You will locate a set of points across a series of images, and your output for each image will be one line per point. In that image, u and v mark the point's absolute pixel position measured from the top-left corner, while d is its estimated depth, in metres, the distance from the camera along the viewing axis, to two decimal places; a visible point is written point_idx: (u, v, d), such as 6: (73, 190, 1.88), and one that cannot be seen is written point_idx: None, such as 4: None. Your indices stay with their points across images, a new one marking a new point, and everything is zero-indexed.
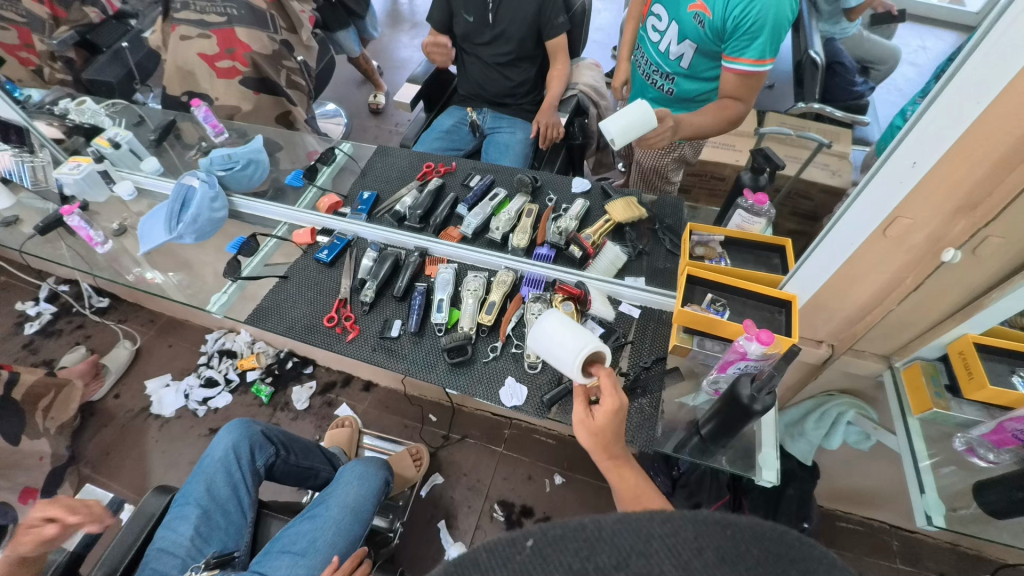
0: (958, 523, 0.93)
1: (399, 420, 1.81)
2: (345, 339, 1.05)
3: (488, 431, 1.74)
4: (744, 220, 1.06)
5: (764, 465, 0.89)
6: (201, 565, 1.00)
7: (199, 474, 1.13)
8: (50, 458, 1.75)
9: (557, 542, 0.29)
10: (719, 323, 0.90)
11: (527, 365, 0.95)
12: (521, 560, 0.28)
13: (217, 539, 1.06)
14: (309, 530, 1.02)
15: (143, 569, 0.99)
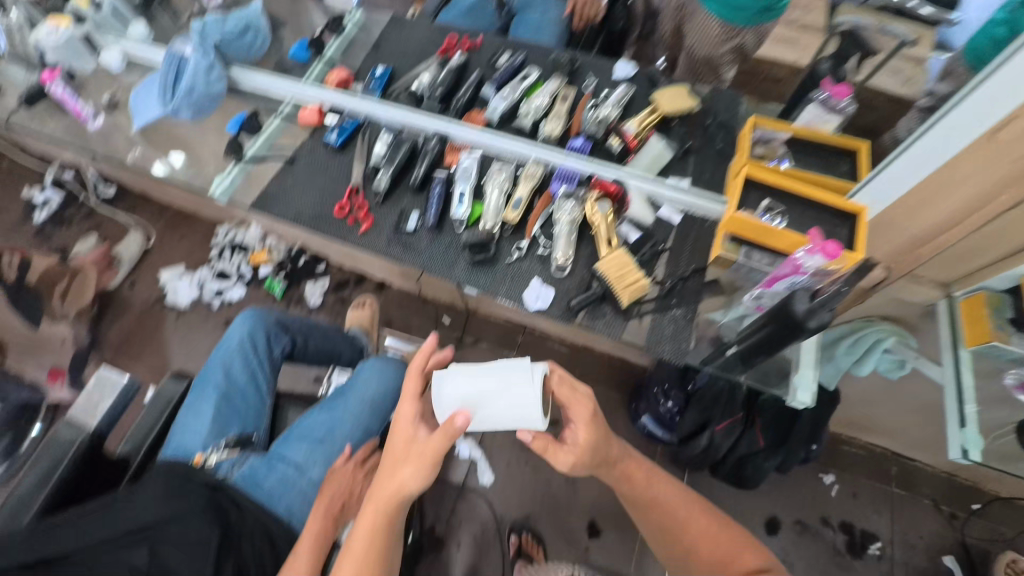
0: (994, 460, 0.89)
1: (414, 320, 1.79)
2: (357, 232, 0.98)
3: (502, 336, 1.72)
4: (815, 117, 0.90)
5: (800, 386, 0.85)
6: (220, 445, 1.02)
7: (215, 360, 1.12)
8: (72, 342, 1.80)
9: None
10: (777, 234, 0.80)
11: (555, 268, 0.88)
12: None
13: (236, 421, 1.06)
14: (328, 420, 1.03)
15: (168, 447, 1.01)
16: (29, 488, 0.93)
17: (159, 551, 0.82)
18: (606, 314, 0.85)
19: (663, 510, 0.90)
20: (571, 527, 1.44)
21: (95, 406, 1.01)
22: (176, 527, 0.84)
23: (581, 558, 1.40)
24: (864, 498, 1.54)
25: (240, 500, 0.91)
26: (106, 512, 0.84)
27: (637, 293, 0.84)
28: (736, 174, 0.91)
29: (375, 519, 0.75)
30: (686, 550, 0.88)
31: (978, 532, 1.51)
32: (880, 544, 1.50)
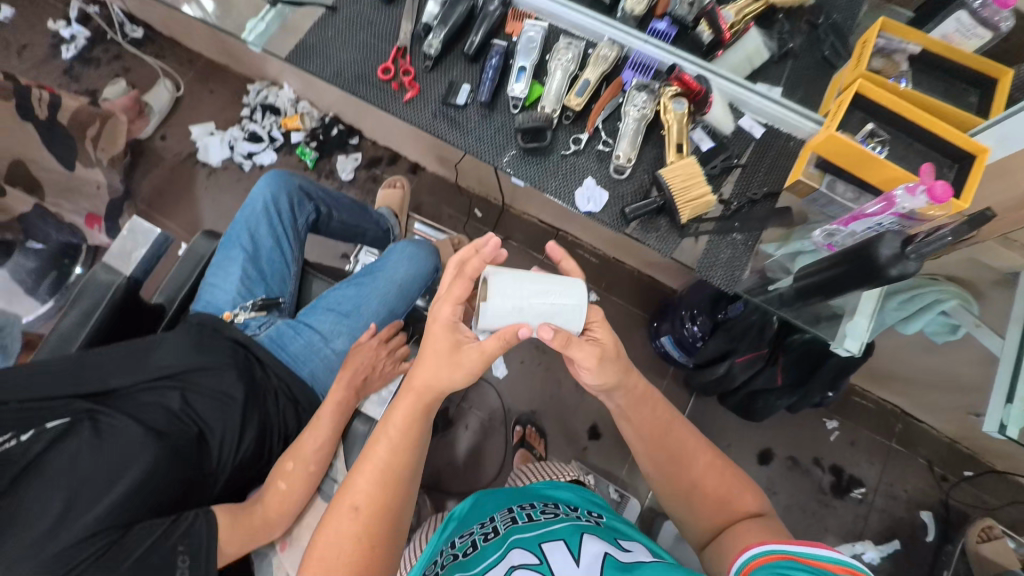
0: None
1: (445, 208, 1.74)
2: (401, 99, 0.89)
3: (533, 238, 1.67)
4: (960, 29, 0.75)
5: (849, 334, 0.78)
6: (247, 306, 1.01)
7: (243, 219, 1.10)
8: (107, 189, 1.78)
9: None
10: (873, 164, 0.70)
11: (613, 169, 0.80)
12: None
13: (263, 283, 1.06)
14: (355, 295, 1.01)
15: (199, 300, 1.03)
16: (70, 326, 0.96)
17: (192, 395, 0.87)
18: (661, 227, 0.78)
19: (669, 450, 0.83)
20: (573, 428, 1.51)
21: (129, 254, 1.01)
22: (202, 374, 0.89)
23: (578, 456, 1.48)
24: (861, 446, 1.55)
25: (263, 357, 0.94)
26: (130, 359, 0.86)
27: (700, 210, 0.77)
28: (843, 88, 0.78)
29: (412, 407, 0.71)
30: (688, 493, 0.80)
31: (963, 497, 1.51)
32: (864, 490, 1.52)
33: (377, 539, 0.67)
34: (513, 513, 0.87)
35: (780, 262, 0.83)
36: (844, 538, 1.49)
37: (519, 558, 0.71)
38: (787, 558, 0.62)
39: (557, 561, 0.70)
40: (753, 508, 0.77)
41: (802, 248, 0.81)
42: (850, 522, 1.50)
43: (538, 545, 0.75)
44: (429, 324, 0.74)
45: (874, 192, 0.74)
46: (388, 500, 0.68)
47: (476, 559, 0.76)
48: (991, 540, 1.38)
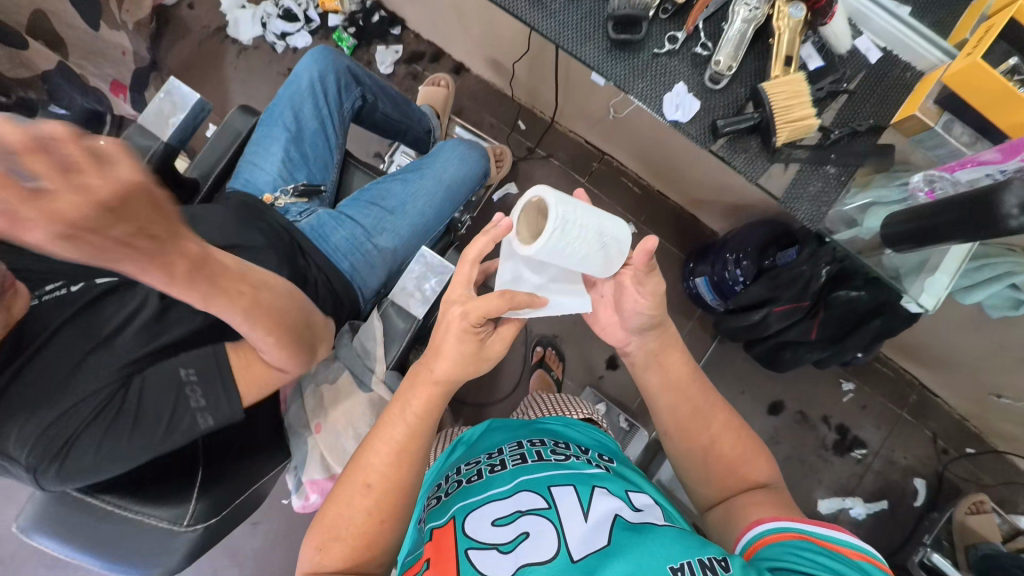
0: None
1: (488, 116, 1.63)
2: None
3: (577, 159, 1.59)
4: None
5: (927, 289, 0.75)
6: (288, 192, 0.95)
7: (286, 95, 1.01)
8: (133, 57, 1.67)
9: None
10: (1008, 104, 0.63)
11: (709, 77, 0.72)
12: None
13: (305, 168, 0.99)
14: (401, 191, 0.95)
15: (238, 179, 0.97)
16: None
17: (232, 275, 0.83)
18: (751, 148, 0.72)
19: (692, 405, 0.78)
20: (591, 356, 1.52)
21: (167, 121, 0.96)
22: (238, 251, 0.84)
23: (593, 383, 1.51)
24: (871, 411, 1.56)
25: (306, 247, 0.90)
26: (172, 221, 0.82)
27: (799, 133, 0.70)
28: (987, 14, 0.68)
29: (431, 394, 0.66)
30: (702, 454, 0.76)
31: (960, 471, 1.54)
32: (865, 451, 1.55)
33: (388, 518, 0.64)
34: (522, 450, 0.81)
35: (850, 216, 0.77)
36: (836, 492, 1.54)
37: (527, 502, 0.68)
38: (803, 538, 0.60)
39: (566, 508, 0.66)
40: (763, 477, 0.73)
41: (888, 200, 0.75)
42: (845, 478, 1.54)
43: (547, 488, 0.70)
44: (444, 329, 0.64)
45: (994, 138, 0.68)
46: (403, 479, 0.65)
47: (482, 488, 0.73)
48: (980, 513, 1.42)
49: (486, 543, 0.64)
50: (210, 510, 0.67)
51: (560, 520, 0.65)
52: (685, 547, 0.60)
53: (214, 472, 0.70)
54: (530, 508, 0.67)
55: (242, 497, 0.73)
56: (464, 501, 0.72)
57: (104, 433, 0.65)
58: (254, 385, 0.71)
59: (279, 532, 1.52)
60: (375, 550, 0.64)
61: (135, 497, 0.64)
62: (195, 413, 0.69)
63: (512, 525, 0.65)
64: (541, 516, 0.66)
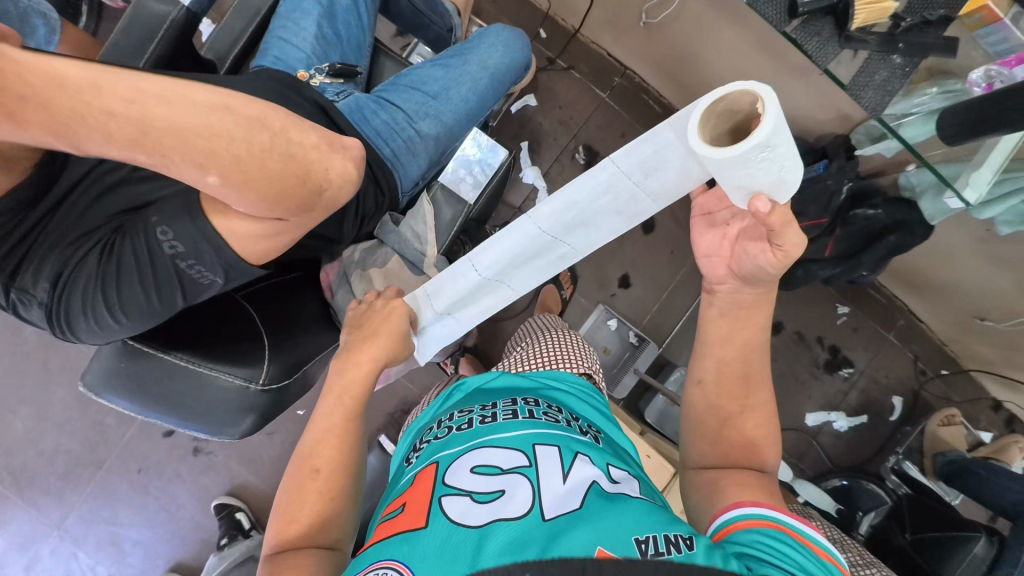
0: None
1: (507, 21, 1.54)
2: None
3: (598, 71, 1.53)
4: None
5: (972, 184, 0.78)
6: (323, 70, 0.89)
7: None
8: None
9: None
10: None
11: None
12: None
13: (339, 49, 0.93)
14: (443, 77, 0.90)
15: (265, 56, 0.89)
16: (119, 60, 0.83)
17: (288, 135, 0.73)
18: (823, 32, 0.70)
19: (726, 304, 0.79)
20: (605, 274, 1.56)
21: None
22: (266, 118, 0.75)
23: (605, 300, 1.56)
24: (862, 334, 1.65)
25: (344, 126, 0.84)
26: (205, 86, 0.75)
27: (874, 17, 0.69)
28: None
29: (361, 382, 0.73)
30: (725, 419, 0.78)
31: (935, 390, 1.67)
32: (852, 370, 1.66)
33: (338, 496, 0.68)
34: (514, 406, 0.83)
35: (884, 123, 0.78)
36: (822, 407, 1.65)
37: (508, 461, 0.71)
38: (774, 527, 0.62)
39: (546, 469, 0.70)
40: (767, 463, 0.75)
41: (914, 112, 0.77)
42: (832, 395, 1.65)
43: (531, 447, 0.73)
44: (387, 313, 0.77)
45: None
46: (346, 458, 0.69)
47: (452, 445, 0.77)
48: (951, 425, 1.56)
49: (463, 493, 0.68)
50: (282, 373, 0.69)
51: (539, 484, 0.68)
52: (655, 521, 0.63)
53: (278, 338, 0.70)
54: (512, 466, 0.71)
55: (309, 366, 0.75)
56: (449, 451, 0.76)
57: (101, 280, 0.63)
58: (237, 239, 0.59)
59: (295, 440, 1.55)
60: (328, 528, 0.67)
61: (211, 355, 0.65)
62: (176, 263, 0.61)
63: (492, 482, 0.69)
64: (520, 474, 0.69)
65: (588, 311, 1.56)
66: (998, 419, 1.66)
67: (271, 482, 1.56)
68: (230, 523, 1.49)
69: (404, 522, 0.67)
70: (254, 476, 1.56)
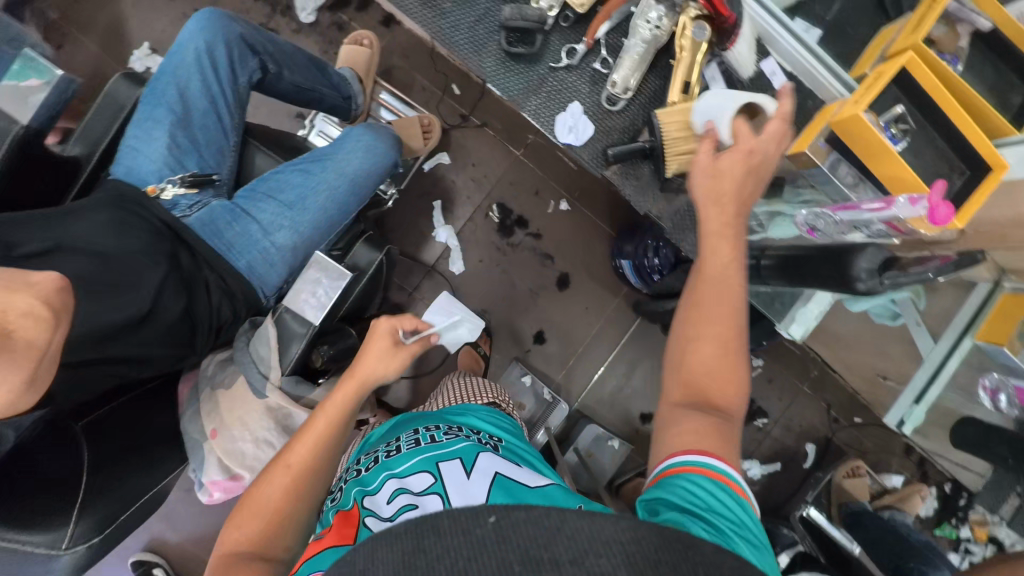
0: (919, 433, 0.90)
1: (419, 78, 1.50)
2: None
3: (512, 129, 1.52)
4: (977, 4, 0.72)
5: (798, 320, 0.80)
6: (176, 181, 0.88)
7: (169, 71, 0.93)
8: None
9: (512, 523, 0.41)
10: (882, 155, 0.64)
11: (606, 99, 0.70)
12: (483, 531, 0.41)
13: (196, 154, 0.93)
14: (301, 184, 0.91)
15: (117, 165, 0.89)
16: None
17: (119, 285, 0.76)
18: (642, 175, 0.72)
19: None
20: (520, 331, 1.56)
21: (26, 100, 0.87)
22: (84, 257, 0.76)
23: (520, 356, 1.56)
24: (775, 384, 1.68)
25: (194, 244, 0.87)
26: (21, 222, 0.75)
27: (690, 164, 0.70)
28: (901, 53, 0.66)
29: (352, 385, 0.74)
30: None
31: (846, 437, 1.70)
32: (766, 420, 1.69)
33: (305, 497, 0.67)
34: (417, 434, 0.78)
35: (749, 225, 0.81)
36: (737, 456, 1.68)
37: (412, 482, 0.66)
38: (701, 471, 0.52)
39: (452, 483, 0.65)
40: (726, 406, 0.56)
41: (785, 213, 0.77)
42: (745, 443, 1.68)
43: (435, 465, 0.68)
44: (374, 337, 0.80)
45: (875, 182, 0.68)
46: (320, 459, 0.69)
47: (362, 486, 0.69)
48: (855, 476, 1.61)
49: (375, 515, 0.63)
50: (92, 528, 0.70)
51: (447, 490, 0.64)
52: (566, 496, 0.66)
53: (98, 484, 0.71)
54: (415, 488, 0.65)
55: (142, 500, 0.77)
56: (361, 486, 0.69)
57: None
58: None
59: None
60: (286, 528, 0.65)
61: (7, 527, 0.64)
62: None
63: (399, 499, 0.64)
64: (432, 493, 0.64)
65: (503, 367, 1.57)
66: (909, 462, 1.70)
67: (188, 540, 1.56)
68: None
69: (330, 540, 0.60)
70: (169, 531, 1.56)
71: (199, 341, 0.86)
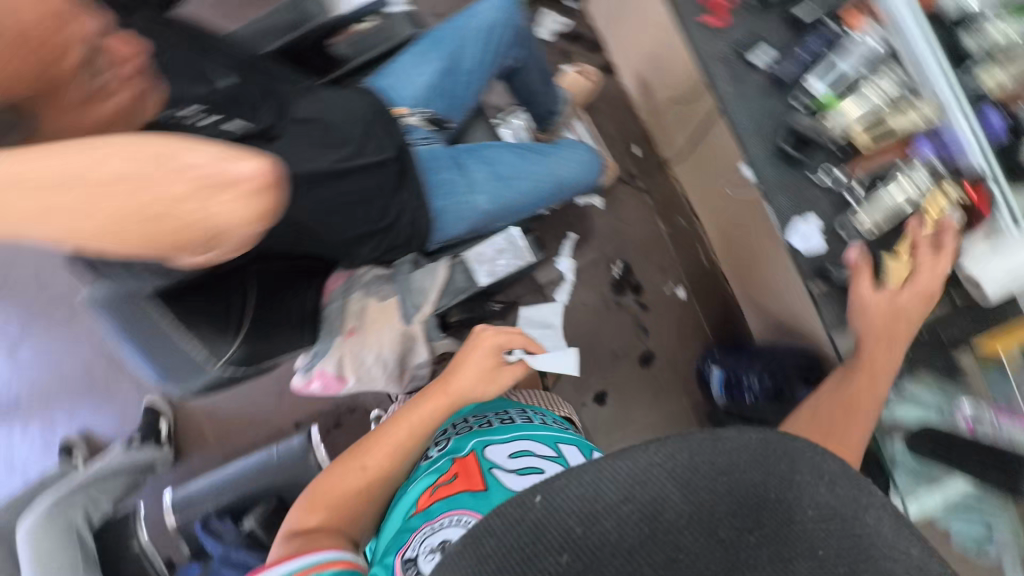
0: None
1: (611, 127, 1.62)
2: (704, 21, 0.84)
3: (668, 206, 1.61)
4: None
5: (916, 500, 0.77)
6: (424, 113, 1.00)
7: (459, 24, 1.02)
8: None
9: (560, 490, 0.38)
10: None
11: (843, 226, 0.76)
12: (534, 513, 0.37)
13: (446, 99, 1.03)
14: (518, 165, 0.99)
15: (382, 78, 1.00)
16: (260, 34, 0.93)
17: (336, 153, 0.78)
18: (841, 306, 0.76)
19: None
20: (586, 384, 1.57)
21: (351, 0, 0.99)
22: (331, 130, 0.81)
23: (575, 406, 1.56)
24: None
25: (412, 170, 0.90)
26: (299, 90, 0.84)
27: (895, 314, 0.73)
28: None
29: (440, 403, 0.83)
30: None
31: None
32: None
33: (370, 497, 0.77)
34: (526, 414, 0.88)
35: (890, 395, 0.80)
36: None
37: (537, 448, 0.76)
38: None
39: (570, 458, 0.75)
40: None
41: (923, 398, 0.79)
42: None
43: (551, 443, 0.79)
44: (477, 346, 0.88)
45: None
46: (390, 469, 0.78)
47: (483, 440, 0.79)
48: None
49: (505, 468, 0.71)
50: (241, 359, 0.75)
51: (567, 463, 0.74)
52: None
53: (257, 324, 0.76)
54: (539, 453, 0.75)
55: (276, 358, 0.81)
56: (482, 440, 0.79)
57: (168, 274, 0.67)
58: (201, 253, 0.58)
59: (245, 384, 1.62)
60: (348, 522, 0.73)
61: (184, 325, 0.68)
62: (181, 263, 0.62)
63: (521, 459, 0.74)
64: (553, 461, 0.74)
65: None
66: None
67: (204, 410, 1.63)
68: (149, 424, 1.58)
69: (461, 485, 0.70)
70: None
71: (364, 249, 0.87)
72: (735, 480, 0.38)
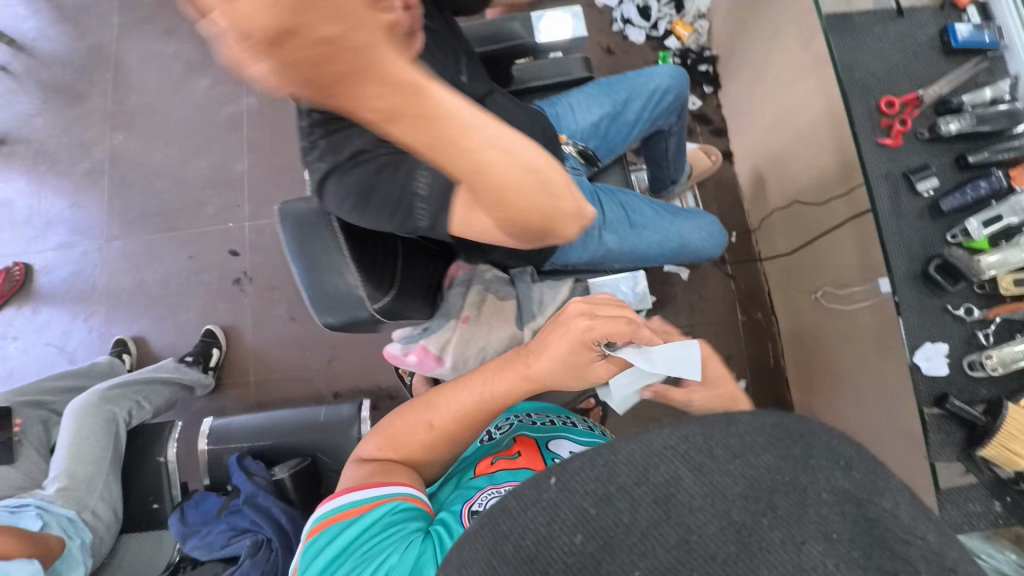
0: None
1: (714, 209, 1.69)
2: (879, 139, 0.83)
3: (750, 298, 1.64)
4: None
5: None
6: (578, 147, 1.07)
7: (630, 80, 1.11)
8: None
9: (571, 473, 0.32)
10: None
11: (971, 362, 0.77)
12: (546, 495, 0.32)
13: (599, 141, 1.11)
14: (650, 218, 1.05)
15: (551, 107, 1.08)
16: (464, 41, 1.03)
17: None
18: (951, 437, 0.77)
19: None
20: None
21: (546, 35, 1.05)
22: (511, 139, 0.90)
23: None
24: None
25: None
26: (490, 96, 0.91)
27: (1006, 461, 0.74)
28: None
29: (518, 384, 0.85)
30: None
31: None
32: None
33: (439, 447, 0.84)
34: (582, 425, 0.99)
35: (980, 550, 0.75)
36: None
37: None
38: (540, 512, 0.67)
39: None
40: None
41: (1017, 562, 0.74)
42: None
43: None
44: (568, 334, 0.85)
45: None
46: (459, 432, 0.83)
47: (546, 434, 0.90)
48: None
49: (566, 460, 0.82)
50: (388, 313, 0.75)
51: None
52: None
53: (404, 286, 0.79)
54: None
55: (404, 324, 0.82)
56: (543, 434, 0.90)
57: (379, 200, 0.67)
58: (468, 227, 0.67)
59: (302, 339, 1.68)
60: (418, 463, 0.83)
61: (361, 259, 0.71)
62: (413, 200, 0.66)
63: None
64: None
65: None
66: None
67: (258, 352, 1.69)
68: (203, 350, 1.64)
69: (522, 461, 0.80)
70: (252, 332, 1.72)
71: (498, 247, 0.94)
72: (749, 463, 0.31)
